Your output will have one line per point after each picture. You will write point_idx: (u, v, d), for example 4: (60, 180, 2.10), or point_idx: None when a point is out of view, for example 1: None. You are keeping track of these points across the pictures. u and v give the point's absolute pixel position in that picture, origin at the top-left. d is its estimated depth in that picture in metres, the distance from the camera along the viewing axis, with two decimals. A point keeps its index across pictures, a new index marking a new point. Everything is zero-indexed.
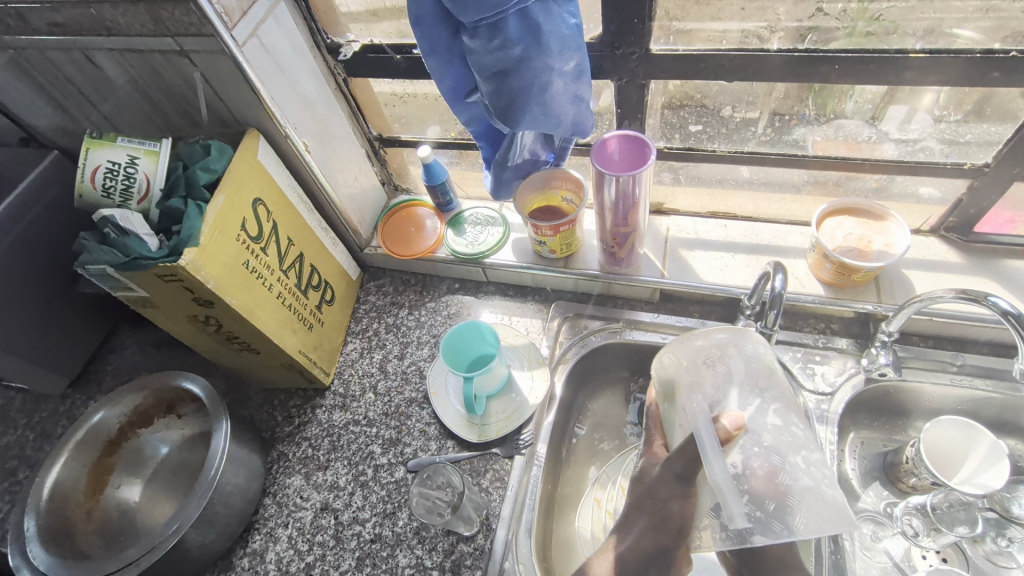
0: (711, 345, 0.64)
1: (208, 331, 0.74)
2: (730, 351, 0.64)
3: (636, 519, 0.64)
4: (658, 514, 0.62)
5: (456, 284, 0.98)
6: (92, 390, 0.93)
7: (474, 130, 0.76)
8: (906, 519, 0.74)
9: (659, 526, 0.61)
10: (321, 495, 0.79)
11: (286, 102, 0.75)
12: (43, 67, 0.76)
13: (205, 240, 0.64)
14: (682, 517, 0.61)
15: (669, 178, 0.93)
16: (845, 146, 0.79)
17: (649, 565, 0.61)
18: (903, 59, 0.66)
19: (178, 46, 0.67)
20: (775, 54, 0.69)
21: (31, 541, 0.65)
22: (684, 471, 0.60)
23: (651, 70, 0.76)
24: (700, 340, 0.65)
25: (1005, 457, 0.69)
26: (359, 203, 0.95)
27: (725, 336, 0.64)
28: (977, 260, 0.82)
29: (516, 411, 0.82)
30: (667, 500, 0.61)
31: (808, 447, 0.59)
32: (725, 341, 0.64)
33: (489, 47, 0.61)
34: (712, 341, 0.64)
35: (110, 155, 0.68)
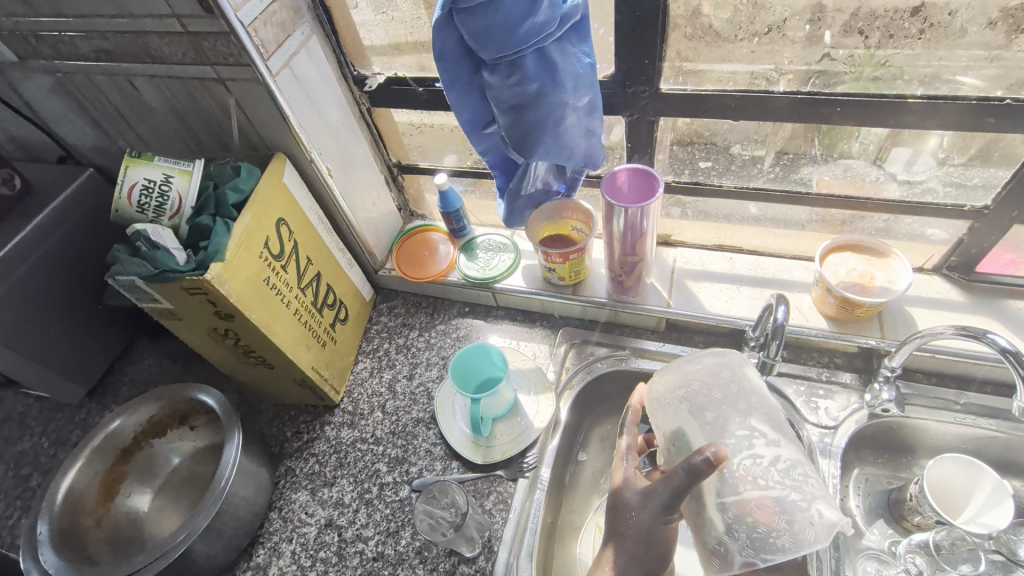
0: (697, 379, 0.61)
1: (226, 344, 0.77)
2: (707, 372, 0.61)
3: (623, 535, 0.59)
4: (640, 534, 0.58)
5: (466, 307, 1.00)
6: (107, 400, 0.95)
7: (489, 160, 0.79)
8: (909, 557, 0.73)
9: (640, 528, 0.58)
10: (326, 512, 0.80)
11: (313, 129, 0.80)
12: (88, 91, 0.80)
13: (230, 256, 0.67)
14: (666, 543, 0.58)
15: (677, 213, 0.96)
16: (849, 186, 0.82)
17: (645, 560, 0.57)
18: (902, 104, 0.69)
19: (216, 74, 0.72)
20: (780, 97, 0.73)
21: (43, 544, 0.66)
22: (670, 501, 0.55)
23: (661, 108, 0.79)
24: (692, 366, 0.62)
25: (1009, 498, 0.70)
26: (375, 226, 0.98)
27: (717, 359, 0.62)
28: (978, 299, 0.83)
29: (521, 434, 0.83)
30: (654, 530, 0.57)
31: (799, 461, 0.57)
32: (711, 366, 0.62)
33: (508, 83, 0.64)
34: (693, 372, 0.61)
35: (147, 173, 0.71)
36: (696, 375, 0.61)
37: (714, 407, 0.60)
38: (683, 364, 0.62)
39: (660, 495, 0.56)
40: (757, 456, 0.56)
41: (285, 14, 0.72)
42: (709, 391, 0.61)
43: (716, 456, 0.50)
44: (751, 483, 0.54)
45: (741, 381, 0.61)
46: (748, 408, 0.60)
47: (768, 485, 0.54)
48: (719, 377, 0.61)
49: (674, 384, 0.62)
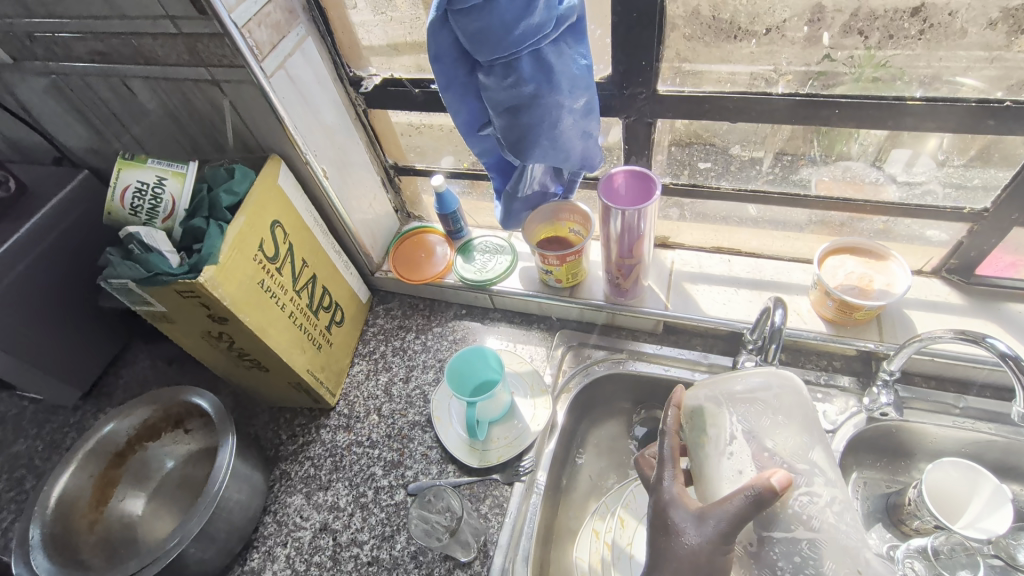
0: (747, 400, 0.58)
1: (220, 347, 0.76)
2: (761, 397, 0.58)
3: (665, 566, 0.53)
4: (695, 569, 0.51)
5: (463, 310, 1.00)
6: (103, 403, 0.94)
7: (486, 162, 0.79)
8: (908, 562, 0.72)
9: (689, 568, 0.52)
10: (321, 515, 0.79)
11: (308, 130, 0.79)
12: (83, 92, 0.80)
13: (224, 258, 0.67)
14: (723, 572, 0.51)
15: (675, 214, 0.96)
16: (849, 187, 0.81)
17: None
18: (902, 106, 0.68)
19: (210, 76, 0.71)
20: (779, 98, 0.73)
21: (35, 549, 0.66)
22: (730, 528, 0.50)
23: (659, 109, 0.79)
24: (737, 386, 0.59)
25: (1009, 502, 0.69)
26: (372, 228, 0.98)
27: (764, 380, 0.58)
28: (978, 302, 0.82)
29: (518, 438, 0.82)
30: (707, 558, 0.51)
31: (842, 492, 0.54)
32: (758, 389, 0.58)
33: (503, 84, 0.64)
34: (738, 392, 0.59)
35: (139, 175, 0.71)
36: (750, 397, 0.58)
37: (761, 430, 0.57)
38: (730, 382, 0.59)
39: (717, 520, 0.51)
40: (806, 492, 0.54)
41: (279, 15, 0.71)
42: (761, 414, 0.58)
43: (780, 484, 0.48)
44: (803, 520, 0.53)
45: (802, 410, 0.57)
46: (801, 436, 0.56)
47: (820, 527, 0.52)
48: (773, 401, 0.58)
49: (717, 402, 0.59)
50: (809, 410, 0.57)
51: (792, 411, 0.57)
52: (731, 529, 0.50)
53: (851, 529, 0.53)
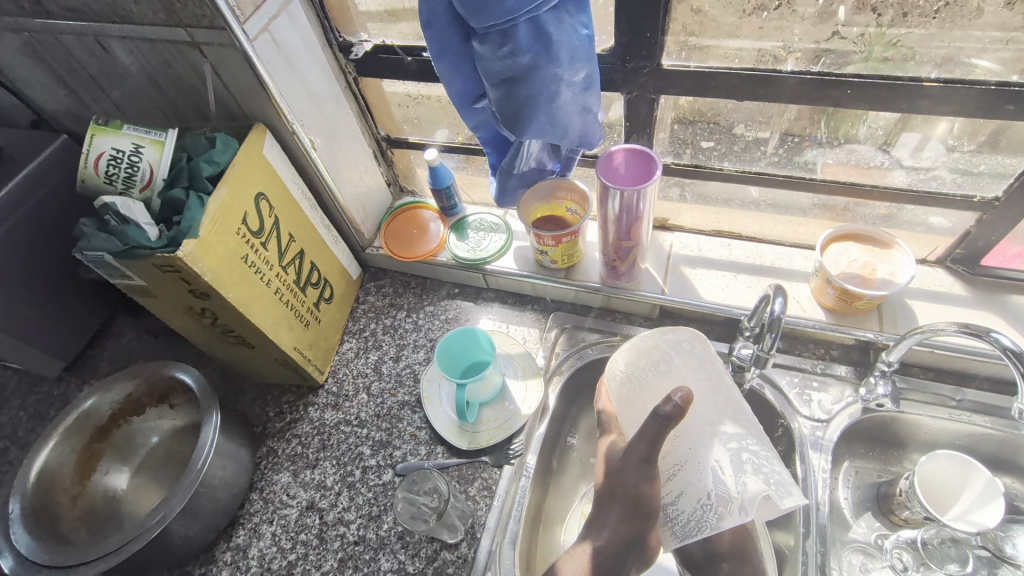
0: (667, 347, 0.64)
1: (204, 323, 0.74)
2: (676, 350, 0.64)
3: (608, 510, 0.60)
4: (630, 501, 0.58)
5: (455, 289, 0.97)
6: (87, 375, 0.93)
7: (481, 136, 0.75)
8: (896, 552, 0.74)
9: (630, 514, 0.58)
10: (308, 494, 0.79)
11: (295, 98, 0.75)
12: (56, 52, 0.75)
13: (204, 232, 0.64)
14: (651, 497, 0.58)
15: (676, 195, 0.93)
16: (854, 171, 0.78)
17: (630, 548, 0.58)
18: (916, 86, 0.65)
19: (189, 37, 0.67)
20: (787, 75, 0.69)
21: (15, 524, 0.65)
22: (649, 454, 0.56)
23: (662, 84, 0.75)
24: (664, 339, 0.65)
25: (1001, 495, 0.68)
26: (363, 202, 0.95)
27: (676, 337, 0.65)
28: (981, 293, 0.80)
29: (508, 420, 0.81)
30: (636, 486, 0.58)
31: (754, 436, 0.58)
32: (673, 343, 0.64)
33: (499, 54, 0.60)
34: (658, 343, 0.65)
35: (114, 142, 0.68)
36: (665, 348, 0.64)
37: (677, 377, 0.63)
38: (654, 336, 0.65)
39: (639, 452, 0.57)
40: (724, 431, 0.58)
41: None
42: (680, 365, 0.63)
43: (683, 399, 0.54)
44: (717, 443, 0.57)
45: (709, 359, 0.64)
46: (708, 381, 0.62)
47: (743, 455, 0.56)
48: (687, 353, 0.64)
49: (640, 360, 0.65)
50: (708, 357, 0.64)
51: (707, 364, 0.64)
52: (651, 454, 0.56)
53: (765, 472, 0.55)
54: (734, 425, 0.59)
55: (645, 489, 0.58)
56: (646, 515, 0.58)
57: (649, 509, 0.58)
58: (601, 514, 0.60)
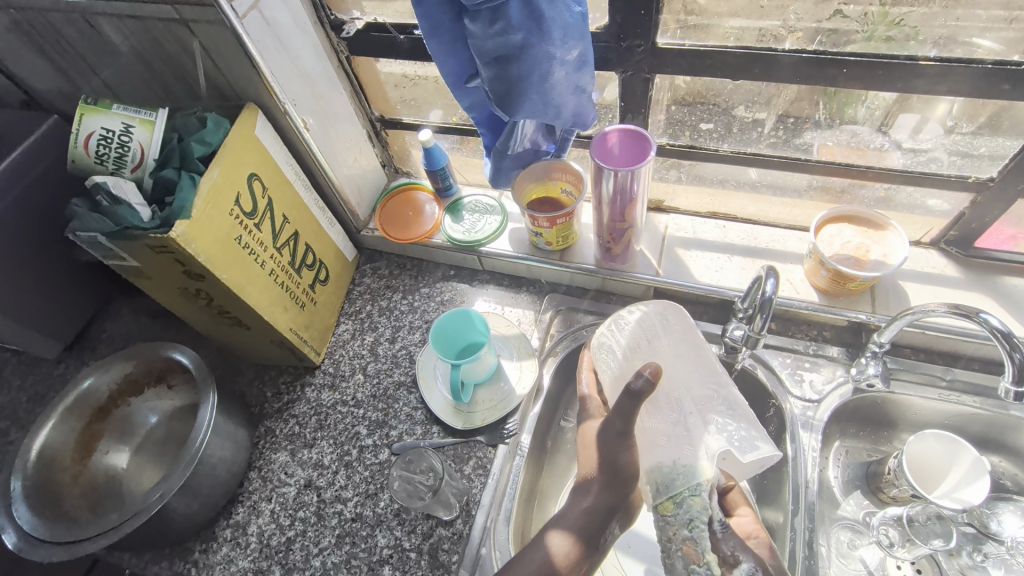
0: (651, 320, 0.66)
1: (199, 304, 0.75)
2: (660, 324, 0.65)
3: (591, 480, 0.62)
4: (611, 470, 0.61)
5: (451, 271, 0.98)
6: (86, 356, 0.94)
7: (475, 117, 0.75)
8: (883, 529, 0.75)
9: (612, 482, 0.61)
10: (306, 472, 0.80)
11: (286, 77, 0.75)
12: (43, 29, 0.74)
13: (196, 213, 0.64)
14: (630, 465, 0.60)
15: (672, 176, 0.92)
16: (852, 153, 0.78)
17: (611, 515, 0.61)
18: (913, 66, 0.64)
19: (177, 15, 0.66)
20: (786, 54, 0.68)
21: (17, 501, 0.66)
22: (625, 427, 0.59)
23: (658, 64, 0.74)
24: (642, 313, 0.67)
25: (987, 473, 0.69)
26: (357, 184, 0.94)
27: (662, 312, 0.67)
28: (975, 275, 0.81)
29: (503, 400, 0.82)
30: (615, 455, 0.60)
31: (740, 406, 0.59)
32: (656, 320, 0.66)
33: (491, 32, 0.59)
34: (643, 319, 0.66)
35: (104, 121, 0.67)
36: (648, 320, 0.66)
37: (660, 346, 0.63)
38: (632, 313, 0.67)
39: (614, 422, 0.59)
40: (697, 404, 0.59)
41: None
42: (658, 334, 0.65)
43: (654, 374, 0.55)
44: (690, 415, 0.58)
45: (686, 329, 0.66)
46: (686, 348, 0.63)
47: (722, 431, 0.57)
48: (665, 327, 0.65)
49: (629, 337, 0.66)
50: (690, 324, 0.66)
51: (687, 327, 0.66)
52: (624, 424, 0.59)
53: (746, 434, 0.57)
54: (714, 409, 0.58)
55: (623, 457, 0.60)
56: (626, 479, 0.61)
57: (626, 475, 0.60)
58: (585, 480, 0.62)
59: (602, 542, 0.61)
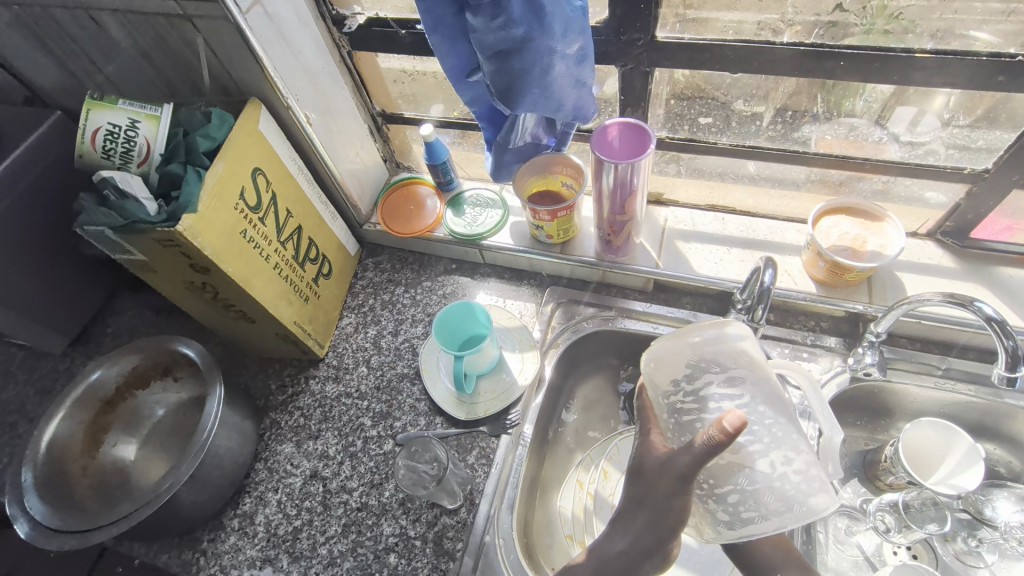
0: (699, 349, 0.60)
1: (205, 298, 0.76)
2: (712, 351, 0.59)
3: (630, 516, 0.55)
4: (658, 512, 0.52)
5: (453, 264, 0.99)
6: (92, 350, 0.95)
7: (476, 111, 0.76)
8: (879, 514, 0.76)
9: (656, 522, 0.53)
10: (311, 463, 0.81)
11: (289, 73, 0.75)
12: (46, 25, 0.74)
13: (202, 207, 0.65)
14: (682, 511, 0.52)
15: (671, 170, 0.93)
16: (849, 145, 0.79)
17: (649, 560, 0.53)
18: (911, 58, 0.65)
19: (182, 11, 0.67)
20: (784, 47, 0.69)
21: (29, 491, 0.67)
22: (689, 472, 0.49)
23: (657, 58, 0.75)
24: (694, 337, 0.60)
25: (981, 460, 0.71)
26: (359, 178, 0.95)
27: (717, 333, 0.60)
28: (970, 265, 0.82)
29: (505, 391, 0.83)
30: (666, 500, 0.51)
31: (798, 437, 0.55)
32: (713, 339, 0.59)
33: (492, 26, 0.59)
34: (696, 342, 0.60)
35: (110, 117, 0.68)
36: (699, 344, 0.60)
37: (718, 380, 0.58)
38: (689, 335, 0.60)
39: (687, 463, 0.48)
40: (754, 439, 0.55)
41: None
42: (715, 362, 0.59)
43: (734, 427, 0.44)
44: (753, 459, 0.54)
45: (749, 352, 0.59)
46: (739, 374, 0.58)
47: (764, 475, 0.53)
48: (724, 354, 0.59)
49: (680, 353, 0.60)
50: (754, 355, 0.59)
51: (741, 357, 0.59)
52: (692, 473, 0.49)
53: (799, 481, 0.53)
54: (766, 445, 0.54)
55: (676, 506, 0.51)
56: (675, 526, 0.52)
57: (676, 522, 0.52)
58: (621, 517, 0.56)
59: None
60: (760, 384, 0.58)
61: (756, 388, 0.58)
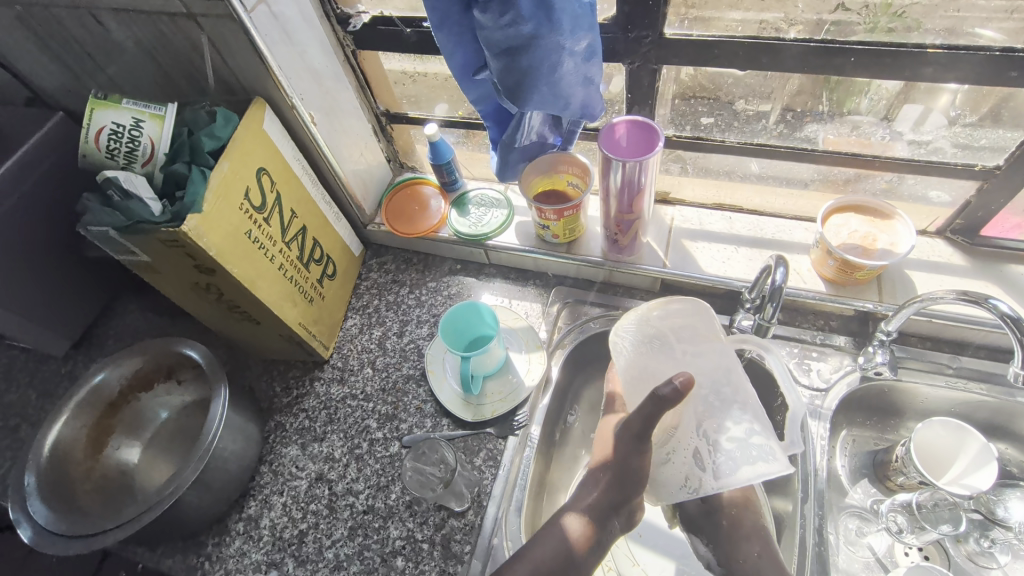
0: (660, 325, 0.62)
1: (209, 299, 0.75)
2: (672, 322, 0.62)
3: (602, 475, 0.63)
4: (621, 467, 0.61)
5: (457, 265, 0.98)
6: (94, 353, 0.94)
7: (481, 109, 0.75)
8: (892, 515, 0.76)
9: (622, 480, 0.61)
10: (317, 466, 0.81)
11: (294, 72, 0.75)
12: (48, 24, 0.74)
13: (208, 207, 0.64)
14: (643, 469, 0.60)
15: (676, 169, 0.93)
16: (856, 143, 0.78)
17: (610, 514, 0.62)
18: (921, 54, 0.64)
19: (186, 9, 0.66)
20: (791, 44, 0.68)
21: (32, 496, 0.67)
22: (643, 430, 0.56)
23: (665, 55, 0.74)
24: (657, 312, 0.62)
25: (994, 459, 0.70)
26: (363, 179, 0.95)
27: (681, 308, 0.62)
28: (981, 263, 0.81)
29: (511, 392, 0.83)
30: (627, 459, 0.59)
31: (753, 408, 0.58)
32: (676, 312, 0.62)
33: (500, 23, 0.59)
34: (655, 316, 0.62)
35: (114, 116, 0.67)
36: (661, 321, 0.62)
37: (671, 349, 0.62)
38: (650, 311, 0.62)
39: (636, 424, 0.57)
40: (723, 406, 0.58)
41: None
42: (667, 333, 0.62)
43: (682, 383, 0.53)
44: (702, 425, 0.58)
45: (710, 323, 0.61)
46: (696, 345, 0.61)
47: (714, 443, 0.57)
48: (686, 328, 0.62)
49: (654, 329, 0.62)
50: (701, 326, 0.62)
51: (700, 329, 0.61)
52: (645, 432, 0.57)
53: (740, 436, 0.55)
54: (730, 424, 0.57)
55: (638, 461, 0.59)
56: (637, 482, 0.61)
57: (635, 479, 0.60)
58: (597, 473, 0.64)
59: (607, 540, 0.63)
60: (717, 360, 0.60)
61: (710, 361, 0.60)
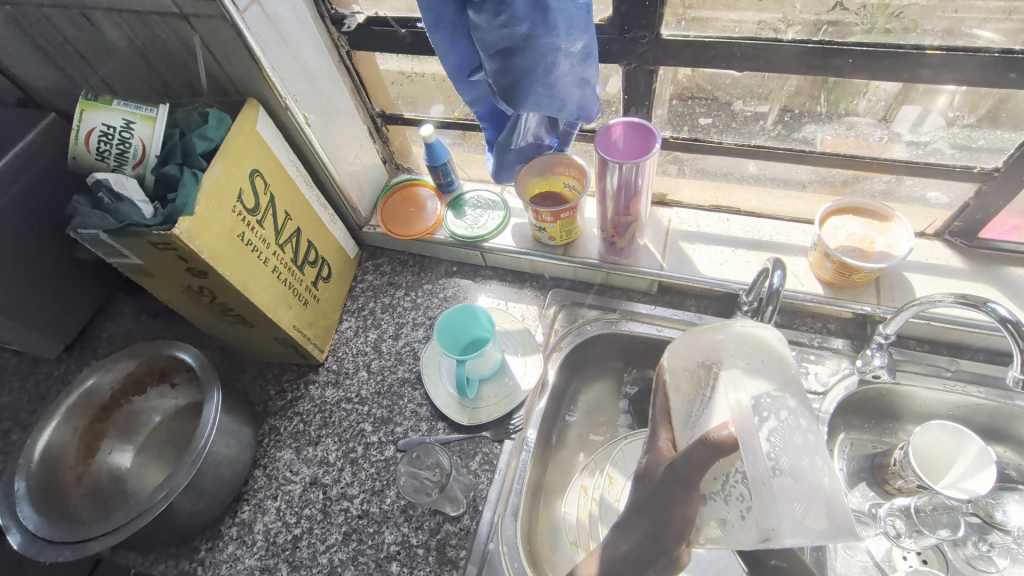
0: (716, 348, 0.60)
1: (202, 302, 0.74)
2: (729, 351, 0.59)
3: (636, 522, 0.56)
4: (659, 515, 0.55)
5: (453, 267, 0.97)
6: (87, 355, 0.93)
7: (477, 111, 0.74)
8: (890, 519, 0.75)
9: (659, 531, 0.55)
10: (311, 470, 0.80)
11: (288, 73, 0.74)
12: (39, 24, 0.73)
13: (199, 209, 0.64)
14: (684, 519, 0.55)
15: (673, 171, 0.92)
16: (854, 145, 0.78)
17: (643, 574, 0.55)
18: (920, 55, 0.64)
19: (178, 10, 0.66)
20: (789, 45, 0.68)
21: (21, 501, 0.66)
22: (687, 474, 0.55)
23: (662, 56, 0.74)
24: (716, 335, 0.61)
25: (993, 463, 0.69)
26: (359, 180, 0.94)
27: (733, 334, 0.60)
28: (979, 265, 0.81)
29: (508, 396, 0.82)
30: (670, 505, 0.55)
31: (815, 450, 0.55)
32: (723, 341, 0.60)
33: (495, 23, 0.58)
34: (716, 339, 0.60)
35: (105, 117, 0.67)
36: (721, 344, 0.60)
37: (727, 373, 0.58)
38: (711, 333, 0.61)
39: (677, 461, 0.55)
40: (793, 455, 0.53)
41: None
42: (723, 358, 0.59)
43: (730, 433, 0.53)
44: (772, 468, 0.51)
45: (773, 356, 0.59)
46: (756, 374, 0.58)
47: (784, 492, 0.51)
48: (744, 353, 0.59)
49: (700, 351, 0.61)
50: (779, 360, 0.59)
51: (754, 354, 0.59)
52: (691, 478, 0.55)
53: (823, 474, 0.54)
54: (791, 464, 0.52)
55: (681, 511, 0.55)
56: (676, 533, 0.55)
57: (677, 529, 0.55)
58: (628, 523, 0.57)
59: None
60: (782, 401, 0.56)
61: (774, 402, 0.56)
